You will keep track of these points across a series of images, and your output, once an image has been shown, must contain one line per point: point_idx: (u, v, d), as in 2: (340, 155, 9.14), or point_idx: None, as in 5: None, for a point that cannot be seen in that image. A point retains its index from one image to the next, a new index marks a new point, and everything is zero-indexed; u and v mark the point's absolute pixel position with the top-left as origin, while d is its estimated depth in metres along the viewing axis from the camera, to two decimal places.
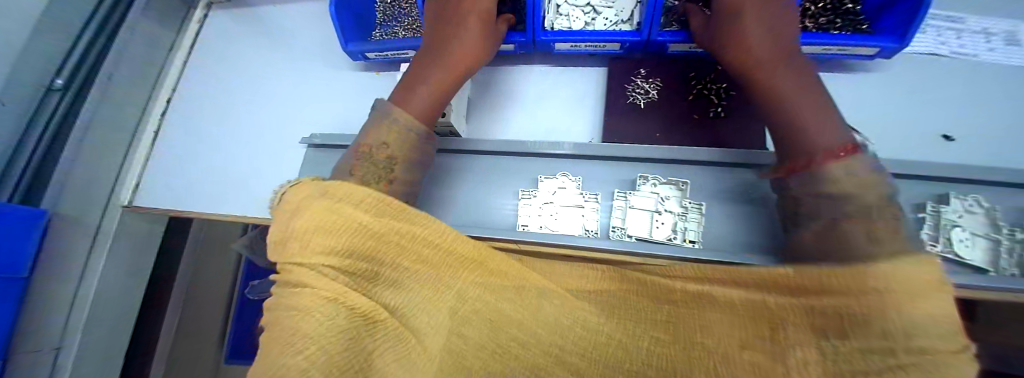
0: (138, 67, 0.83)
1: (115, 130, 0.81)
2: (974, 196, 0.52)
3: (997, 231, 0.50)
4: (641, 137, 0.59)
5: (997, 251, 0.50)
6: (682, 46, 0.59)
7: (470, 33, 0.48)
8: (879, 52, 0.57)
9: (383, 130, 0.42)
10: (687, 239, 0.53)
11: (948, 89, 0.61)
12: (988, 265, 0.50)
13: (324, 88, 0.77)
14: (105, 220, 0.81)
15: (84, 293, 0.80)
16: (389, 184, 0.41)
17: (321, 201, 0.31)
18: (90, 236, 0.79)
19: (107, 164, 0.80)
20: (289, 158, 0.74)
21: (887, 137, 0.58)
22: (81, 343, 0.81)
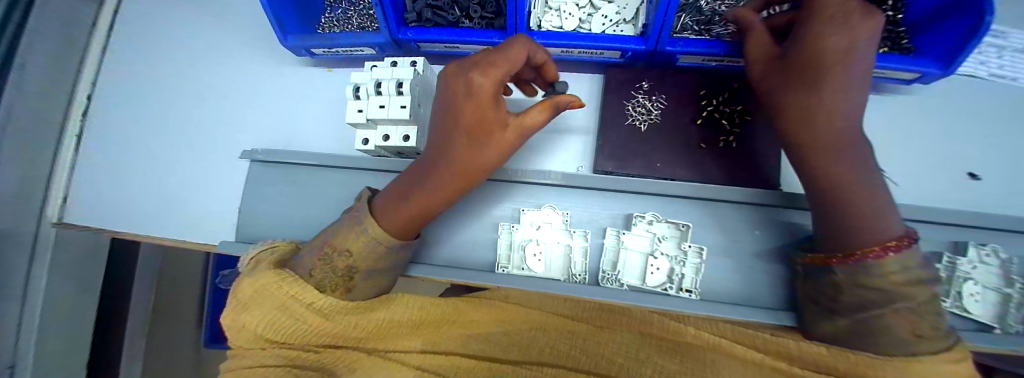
0: (50, 50, 0.68)
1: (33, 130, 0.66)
2: (992, 245, 0.48)
3: (1009, 285, 0.47)
4: (639, 167, 0.51)
5: (1008, 305, 0.47)
6: (694, 57, 0.50)
7: (497, 130, 0.35)
8: (917, 75, 0.49)
9: (346, 234, 0.39)
10: (682, 289, 0.48)
11: (986, 116, 0.54)
12: (996, 320, 0.47)
13: (269, 84, 0.65)
14: (41, 233, 0.70)
15: (29, 314, 0.71)
16: (345, 292, 0.40)
17: (275, 298, 0.36)
18: (27, 248, 0.68)
19: (35, 170, 0.67)
20: (232, 171, 0.63)
21: (912, 173, 0.52)
22: (37, 364, 0.73)
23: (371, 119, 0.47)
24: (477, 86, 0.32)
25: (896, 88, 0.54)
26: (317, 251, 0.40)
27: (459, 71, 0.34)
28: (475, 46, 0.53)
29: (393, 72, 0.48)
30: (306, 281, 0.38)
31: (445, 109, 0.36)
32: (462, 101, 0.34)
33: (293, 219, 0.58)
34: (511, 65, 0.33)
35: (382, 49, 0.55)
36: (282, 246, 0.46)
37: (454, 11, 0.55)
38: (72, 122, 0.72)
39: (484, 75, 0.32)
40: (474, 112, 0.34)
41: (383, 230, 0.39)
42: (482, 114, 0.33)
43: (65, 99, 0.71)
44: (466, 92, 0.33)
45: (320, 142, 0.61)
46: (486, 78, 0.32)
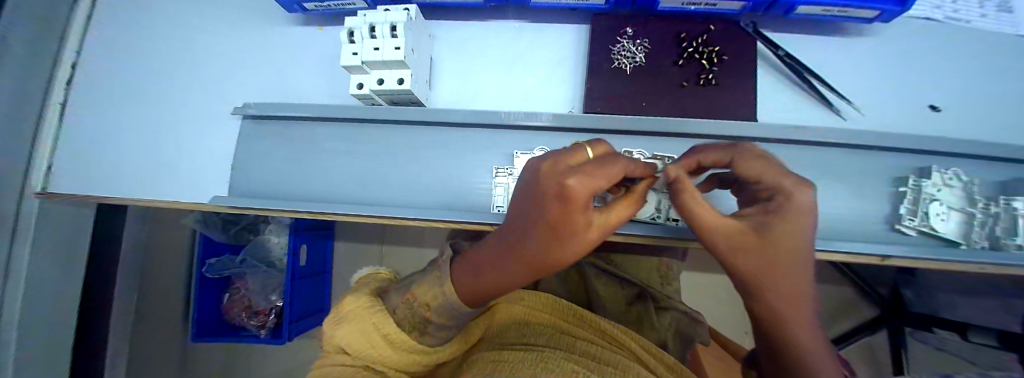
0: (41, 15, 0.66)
1: (18, 103, 0.64)
2: (954, 169, 0.51)
3: (972, 205, 0.50)
4: (627, 108, 0.53)
5: (972, 223, 0.50)
6: (675, 2, 0.52)
7: (577, 236, 0.34)
8: (876, 14, 0.52)
9: (429, 286, 0.42)
10: (671, 217, 0.50)
11: (944, 56, 0.58)
12: (961, 238, 0.50)
13: (259, 46, 0.65)
14: (22, 210, 0.67)
15: (12, 298, 0.67)
16: (418, 333, 0.42)
17: (364, 324, 0.38)
18: (7, 227, 0.66)
19: (17, 145, 0.65)
20: (221, 132, 0.62)
21: (877, 108, 0.56)
22: (18, 353, 0.69)
23: (365, 63, 0.48)
24: (572, 191, 0.30)
25: (859, 31, 0.58)
26: (403, 292, 0.44)
27: (553, 171, 0.31)
28: None
29: (387, 16, 0.49)
30: (389, 316, 0.41)
31: (526, 203, 0.34)
32: (551, 201, 0.31)
33: (288, 173, 0.58)
34: (607, 168, 0.31)
35: (373, 3, 0.56)
36: (383, 275, 0.51)
37: None
38: (56, 91, 0.71)
39: (585, 184, 0.30)
40: (562, 210, 0.32)
41: (458, 296, 0.41)
42: (566, 213, 0.32)
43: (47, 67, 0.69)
44: (559, 193, 0.30)
45: (314, 98, 0.62)
46: (583, 184, 0.29)
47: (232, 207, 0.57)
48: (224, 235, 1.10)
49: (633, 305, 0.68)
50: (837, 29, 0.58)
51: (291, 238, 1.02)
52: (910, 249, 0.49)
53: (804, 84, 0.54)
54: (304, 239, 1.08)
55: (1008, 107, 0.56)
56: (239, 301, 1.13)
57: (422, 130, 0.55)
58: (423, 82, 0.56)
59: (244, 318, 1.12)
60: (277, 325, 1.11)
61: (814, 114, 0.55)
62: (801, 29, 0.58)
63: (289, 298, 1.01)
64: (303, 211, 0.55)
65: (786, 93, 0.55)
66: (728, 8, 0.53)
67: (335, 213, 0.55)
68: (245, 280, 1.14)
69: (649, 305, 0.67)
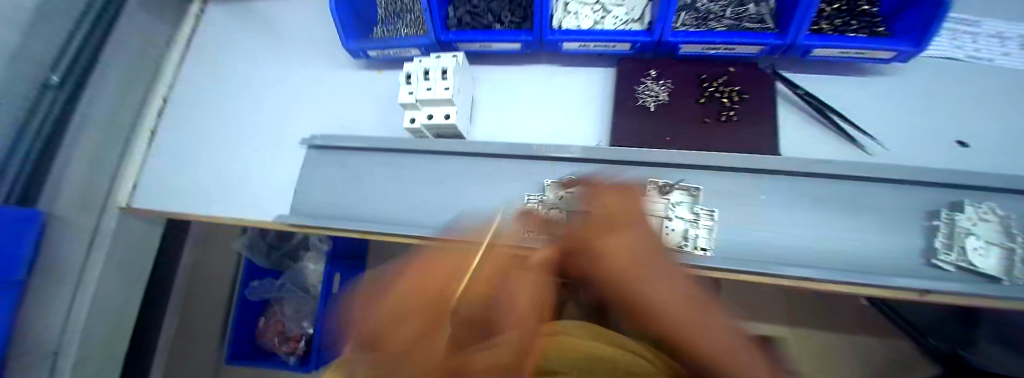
0: (129, 58, 0.81)
1: (110, 128, 0.78)
2: (988, 203, 0.51)
3: (1011, 240, 0.49)
4: (652, 141, 0.58)
5: (1013, 260, 0.48)
6: (695, 47, 0.57)
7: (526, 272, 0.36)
8: (896, 54, 0.55)
9: None
10: (699, 247, 0.52)
11: (967, 93, 0.59)
12: (1001, 273, 0.49)
13: (323, 85, 0.75)
14: (102, 223, 0.77)
15: (78, 306, 0.74)
16: None
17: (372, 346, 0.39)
18: (86, 238, 0.74)
19: (106, 164, 0.77)
20: (286, 159, 0.71)
21: (904, 142, 0.57)
22: (77, 357, 0.75)
23: (418, 100, 0.56)
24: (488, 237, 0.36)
25: (880, 70, 0.61)
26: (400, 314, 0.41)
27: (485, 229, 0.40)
28: (504, 44, 0.61)
29: (439, 61, 0.57)
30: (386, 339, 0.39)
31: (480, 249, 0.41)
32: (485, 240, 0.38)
33: (343, 198, 0.65)
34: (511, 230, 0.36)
35: (426, 50, 0.64)
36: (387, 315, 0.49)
37: (488, 16, 0.62)
38: (146, 120, 0.85)
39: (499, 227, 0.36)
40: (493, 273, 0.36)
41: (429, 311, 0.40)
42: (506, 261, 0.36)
43: (139, 101, 0.84)
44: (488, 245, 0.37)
45: (368, 130, 0.70)
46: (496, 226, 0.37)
47: (295, 226, 0.65)
48: (268, 259, 1.21)
49: None
50: (856, 69, 0.62)
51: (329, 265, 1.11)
52: (950, 283, 0.48)
53: (825, 120, 0.57)
54: (338, 265, 1.15)
55: None
56: (273, 326, 1.18)
57: (463, 161, 0.61)
58: (464, 118, 0.63)
59: (276, 345, 1.16)
60: (306, 353, 1.14)
61: (838, 147, 0.56)
62: (819, 68, 0.62)
63: (320, 320, 1.06)
64: (354, 231, 0.61)
65: (812, 130, 0.57)
66: (746, 53, 0.57)
67: (389, 233, 0.60)
68: (281, 305, 1.21)
69: None
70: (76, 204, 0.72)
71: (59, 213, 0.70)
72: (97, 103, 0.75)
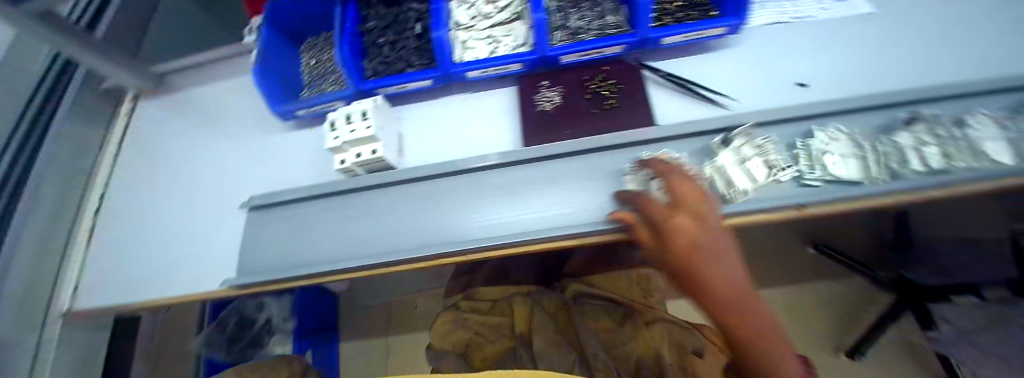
0: (65, 168, 0.84)
1: (48, 235, 0.80)
2: (833, 127, 0.62)
3: (863, 150, 0.57)
4: (556, 136, 0.67)
5: (866, 162, 0.56)
6: (573, 56, 0.69)
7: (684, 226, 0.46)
8: (728, 31, 0.68)
9: None
10: None
11: (791, 48, 0.74)
12: (864, 176, 0.56)
13: (259, 151, 0.80)
14: (45, 339, 0.77)
15: None
16: None
17: None
18: (29, 353, 0.75)
19: (44, 275, 0.78)
20: (228, 225, 0.73)
21: (759, 94, 0.69)
22: None
23: (344, 142, 0.62)
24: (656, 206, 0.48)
25: (723, 45, 0.75)
26: None
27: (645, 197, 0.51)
28: (418, 82, 0.70)
29: (360, 105, 0.64)
30: None
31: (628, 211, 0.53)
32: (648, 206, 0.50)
33: (290, 249, 0.66)
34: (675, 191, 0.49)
35: (349, 100, 0.71)
36: None
37: (399, 63, 0.72)
38: (82, 225, 0.87)
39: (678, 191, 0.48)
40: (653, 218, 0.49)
41: None
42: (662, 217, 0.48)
43: (75, 207, 0.87)
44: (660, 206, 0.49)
45: (305, 181, 0.74)
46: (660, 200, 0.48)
47: (245, 287, 0.66)
48: (231, 352, 1.13)
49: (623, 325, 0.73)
50: (706, 47, 0.75)
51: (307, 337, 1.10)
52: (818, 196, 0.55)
53: (689, 92, 0.68)
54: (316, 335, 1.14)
55: (859, 69, 0.70)
56: None
57: (400, 189, 0.66)
58: (393, 151, 0.70)
59: None
60: None
61: (704, 108, 0.67)
62: (675, 54, 0.75)
63: None
64: (304, 276, 0.63)
65: (681, 101, 0.69)
66: (614, 53, 0.70)
67: (337, 271, 0.63)
68: None
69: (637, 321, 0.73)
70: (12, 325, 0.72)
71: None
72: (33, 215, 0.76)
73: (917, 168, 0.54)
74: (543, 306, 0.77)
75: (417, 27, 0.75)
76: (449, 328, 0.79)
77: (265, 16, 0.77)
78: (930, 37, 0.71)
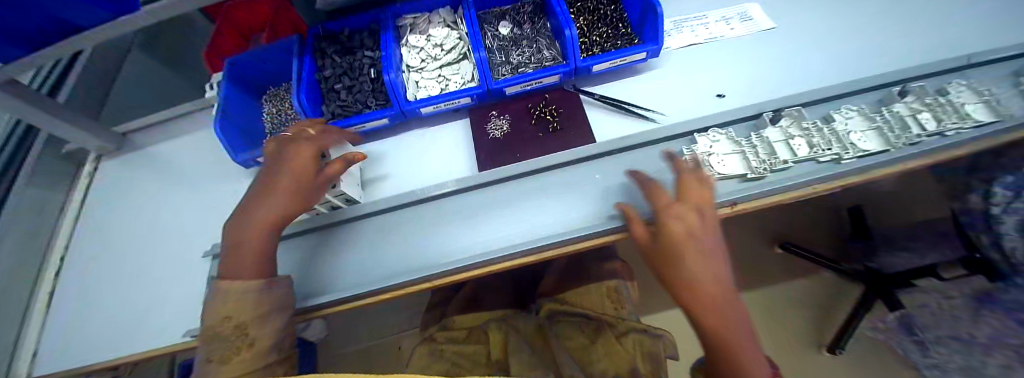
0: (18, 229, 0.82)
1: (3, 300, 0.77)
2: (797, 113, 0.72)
3: (876, 121, 0.70)
4: (507, 160, 0.72)
5: (883, 132, 0.68)
6: (515, 87, 0.76)
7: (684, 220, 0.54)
8: (649, 55, 0.77)
9: (244, 292, 0.49)
10: (751, 169, 0.67)
11: (708, 65, 0.84)
12: (887, 143, 0.67)
13: (224, 199, 0.82)
14: None
15: None
16: (233, 324, 0.48)
17: (216, 306, 0.49)
18: None
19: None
20: (195, 274, 0.74)
21: (685, 105, 0.78)
22: None
23: None
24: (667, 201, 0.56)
25: (650, 67, 0.84)
26: (224, 297, 0.49)
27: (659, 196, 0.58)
28: (375, 121, 0.75)
29: None
30: (223, 303, 0.49)
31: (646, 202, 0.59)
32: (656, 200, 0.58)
33: None
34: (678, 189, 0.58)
35: None
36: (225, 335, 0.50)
37: (357, 106, 0.77)
38: (44, 288, 0.83)
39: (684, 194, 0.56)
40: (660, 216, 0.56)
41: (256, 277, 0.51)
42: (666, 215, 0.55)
43: (34, 270, 0.84)
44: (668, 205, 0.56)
45: None
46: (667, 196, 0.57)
47: None
48: None
49: (597, 340, 0.73)
50: (636, 70, 0.84)
51: None
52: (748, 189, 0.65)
53: (622, 109, 0.76)
54: None
55: (764, 81, 0.81)
56: None
57: (367, 225, 0.70)
58: (357, 183, 0.73)
59: None
60: None
61: (637, 124, 0.75)
62: (609, 77, 0.84)
63: None
64: None
65: (616, 119, 0.76)
66: (552, 82, 0.77)
67: (309, 307, 0.63)
68: None
69: (610, 334, 0.73)
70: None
71: None
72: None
73: (918, 130, 0.67)
74: (518, 331, 0.78)
75: (372, 72, 0.82)
76: (427, 361, 0.76)
77: (224, 72, 0.82)
78: (810, 52, 0.85)
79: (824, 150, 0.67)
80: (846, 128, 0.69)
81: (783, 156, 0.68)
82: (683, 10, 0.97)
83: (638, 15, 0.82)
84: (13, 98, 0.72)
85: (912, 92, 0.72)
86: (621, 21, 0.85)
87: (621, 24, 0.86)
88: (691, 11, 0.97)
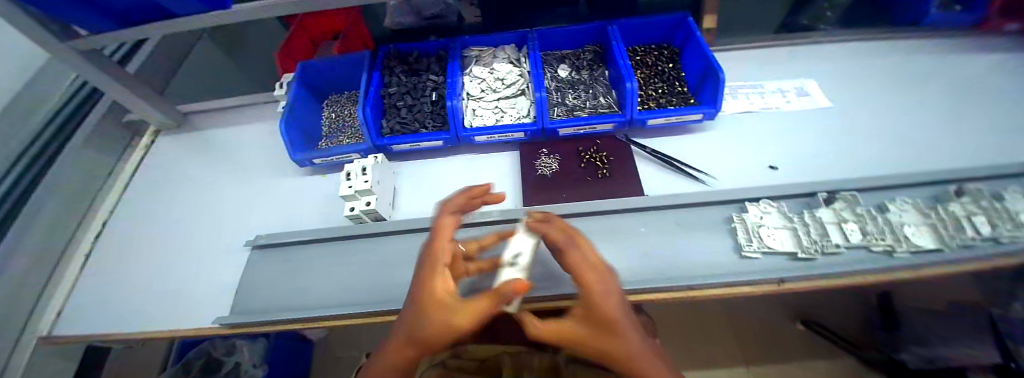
0: (70, 185, 0.87)
1: (40, 252, 0.79)
2: (849, 195, 0.69)
3: (932, 218, 0.65)
4: (553, 199, 0.72)
5: (937, 228, 0.64)
6: (570, 129, 0.78)
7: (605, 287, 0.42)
8: (705, 117, 0.77)
9: None
10: (806, 250, 0.64)
11: (760, 136, 0.85)
12: (943, 243, 0.63)
13: (272, 192, 0.85)
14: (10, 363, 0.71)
15: None
16: None
17: None
18: None
19: (24, 296, 0.74)
20: (232, 262, 0.75)
21: (734, 171, 0.78)
22: None
23: (356, 191, 0.67)
24: (576, 262, 0.44)
25: (704, 128, 0.86)
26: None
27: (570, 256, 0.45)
28: (430, 142, 0.78)
29: (360, 161, 0.71)
30: None
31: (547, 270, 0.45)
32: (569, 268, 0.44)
33: (287, 290, 0.67)
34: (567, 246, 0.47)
35: (365, 153, 0.79)
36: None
37: (415, 124, 0.81)
38: (82, 248, 0.86)
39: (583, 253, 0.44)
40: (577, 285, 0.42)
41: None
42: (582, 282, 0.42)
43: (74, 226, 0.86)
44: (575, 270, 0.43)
45: (312, 224, 0.78)
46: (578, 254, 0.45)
47: (238, 326, 0.65)
48: None
49: None
50: (688, 129, 0.86)
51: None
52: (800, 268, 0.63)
53: (673, 167, 0.77)
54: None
55: (816, 158, 0.80)
56: None
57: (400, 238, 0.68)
58: (386, 203, 0.74)
59: None
60: None
61: (686, 183, 0.75)
62: (660, 132, 0.85)
63: None
64: (300, 319, 0.63)
65: (666, 175, 0.76)
66: (605, 129, 0.79)
67: (339, 315, 0.63)
68: None
69: None
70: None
71: None
72: (28, 235, 0.77)
73: (974, 234, 0.62)
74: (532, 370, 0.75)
75: (433, 95, 0.86)
76: None
77: (297, 75, 0.87)
78: (863, 135, 0.85)
79: (878, 240, 0.64)
80: (895, 222, 0.65)
81: (836, 240, 0.65)
82: (738, 78, 1.01)
83: (697, 78, 0.84)
84: (86, 63, 0.79)
85: (968, 193, 0.67)
86: (678, 81, 0.88)
87: (678, 82, 0.88)
88: (741, 80, 1.00)
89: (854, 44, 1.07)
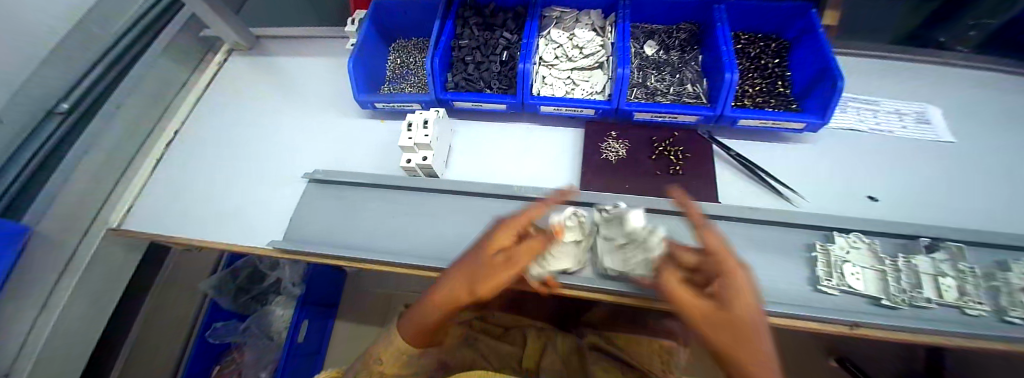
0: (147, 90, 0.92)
1: (118, 147, 0.85)
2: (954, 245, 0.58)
3: None
4: (615, 186, 0.67)
5: None
6: (647, 114, 0.71)
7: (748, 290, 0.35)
8: (808, 127, 0.67)
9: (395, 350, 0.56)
10: (908, 301, 0.54)
11: (865, 159, 0.73)
12: None
13: (330, 128, 0.86)
14: (81, 247, 0.77)
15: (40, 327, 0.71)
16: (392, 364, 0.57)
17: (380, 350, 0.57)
18: (66, 255, 0.74)
19: (102, 185, 0.81)
20: (287, 189, 0.78)
21: (827, 194, 0.68)
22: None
23: (416, 144, 0.65)
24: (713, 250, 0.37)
25: (801, 139, 0.75)
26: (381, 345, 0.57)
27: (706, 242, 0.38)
28: (493, 104, 0.73)
29: (423, 114, 0.68)
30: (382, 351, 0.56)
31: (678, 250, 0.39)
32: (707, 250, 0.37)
33: (336, 226, 0.69)
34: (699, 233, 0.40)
35: (426, 105, 0.76)
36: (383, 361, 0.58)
37: (479, 82, 0.76)
38: (154, 151, 0.92)
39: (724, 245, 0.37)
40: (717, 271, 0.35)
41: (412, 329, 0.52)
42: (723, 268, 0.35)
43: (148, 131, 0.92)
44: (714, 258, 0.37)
45: (365, 167, 0.78)
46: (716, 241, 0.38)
47: (287, 251, 0.68)
48: (235, 301, 1.17)
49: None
50: (779, 138, 0.76)
51: (297, 313, 1.11)
52: (882, 316, 0.54)
53: (755, 177, 0.69)
54: (307, 314, 1.15)
55: (931, 197, 0.68)
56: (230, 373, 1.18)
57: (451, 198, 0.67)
58: (440, 160, 0.73)
59: None
60: None
61: (767, 196, 0.67)
62: (745, 136, 0.76)
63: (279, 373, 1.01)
64: (345, 257, 0.65)
65: (747, 185, 0.68)
66: (686, 121, 0.71)
67: (382, 261, 0.63)
68: (241, 351, 1.19)
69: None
70: (65, 222, 0.74)
71: (40, 229, 0.71)
72: (110, 129, 0.83)
73: None
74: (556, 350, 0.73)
75: (503, 54, 0.80)
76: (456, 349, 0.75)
77: (370, 12, 0.85)
78: (1000, 181, 0.70)
79: (974, 302, 0.53)
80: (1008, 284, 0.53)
81: (929, 293, 0.54)
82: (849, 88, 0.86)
83: (807, 80, 0.73)
84: None
85: None
86: (781, 80, 0.77)
87: (780, 82, 0.77)
88: (852, 91, 0.86)
89: (1004, 72, 0.88)
